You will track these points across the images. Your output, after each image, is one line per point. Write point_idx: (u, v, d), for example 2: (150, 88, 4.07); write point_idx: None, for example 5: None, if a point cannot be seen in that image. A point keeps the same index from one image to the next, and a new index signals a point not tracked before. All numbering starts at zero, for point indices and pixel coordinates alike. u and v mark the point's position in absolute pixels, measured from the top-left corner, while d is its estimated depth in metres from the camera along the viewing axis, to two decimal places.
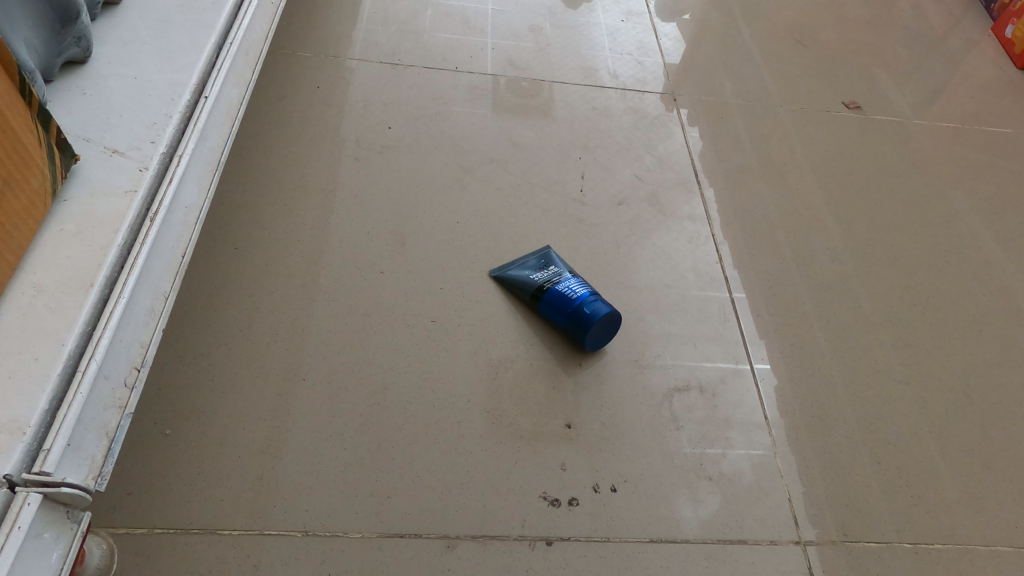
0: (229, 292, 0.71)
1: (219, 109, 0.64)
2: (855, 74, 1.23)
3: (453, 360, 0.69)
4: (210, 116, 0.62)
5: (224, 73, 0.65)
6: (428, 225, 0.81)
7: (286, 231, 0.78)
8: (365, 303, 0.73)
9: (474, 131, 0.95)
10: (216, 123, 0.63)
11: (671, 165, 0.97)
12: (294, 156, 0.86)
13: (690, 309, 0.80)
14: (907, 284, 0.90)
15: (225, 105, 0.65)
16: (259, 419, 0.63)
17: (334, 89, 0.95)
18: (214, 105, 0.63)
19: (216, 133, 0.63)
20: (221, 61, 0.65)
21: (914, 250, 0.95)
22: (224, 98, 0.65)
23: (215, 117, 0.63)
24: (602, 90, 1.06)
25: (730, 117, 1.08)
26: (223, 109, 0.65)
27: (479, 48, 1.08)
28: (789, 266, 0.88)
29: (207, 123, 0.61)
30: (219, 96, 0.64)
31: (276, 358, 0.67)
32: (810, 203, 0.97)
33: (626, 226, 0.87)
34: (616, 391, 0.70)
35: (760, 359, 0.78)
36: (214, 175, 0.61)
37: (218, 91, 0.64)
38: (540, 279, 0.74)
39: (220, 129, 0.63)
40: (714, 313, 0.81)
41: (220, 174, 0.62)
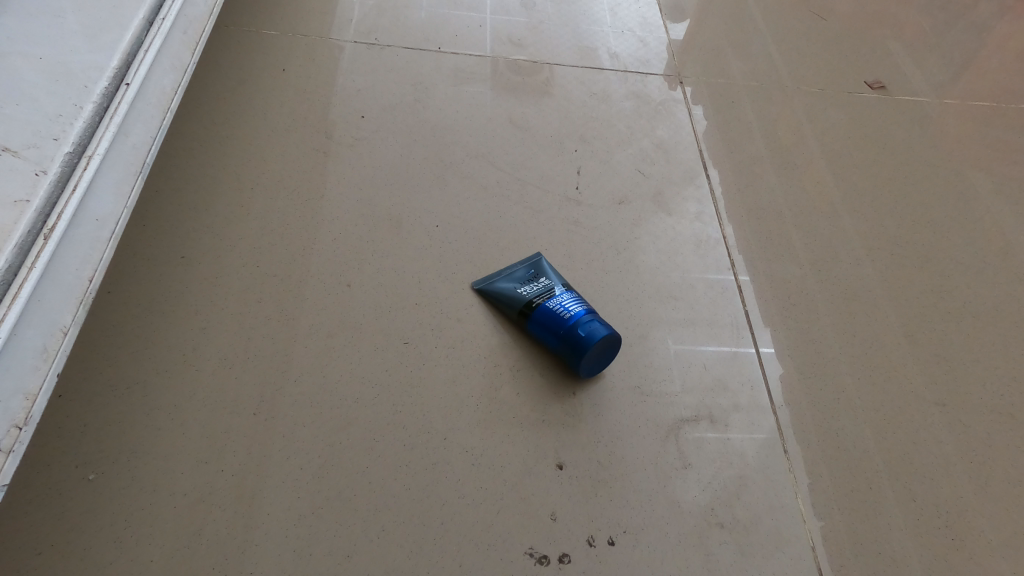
0: (171, 309, 0.62)
1: (147, 98, 0.53)
2: (880, 53, 1.12)
3: (427, 390, 0.60)
4: (134, 107, 0.52)
5: (152, 56, 0.55)
6: (403, 229, 0.72)
7: (241, 237, 0.68)
8: (328, 322, 0.63)
9: (457, 120, 0.85)
10: (142, 115, 0.53)
11: (677, 157, 0.87)
12: (251, 150, 0.76)
13: (699, 325, 0.71)
14: (942, 291, 0.81)
15: (155, 94, 0.55)
16: (199, 463, 0.54)
17: (301, 72, 0.85)
18: (137, 94, 0.52)
19: (142, 128, 0.53)
20: (151, 42, 0.55)
21: (949, 251, 0.85)
22: (154, 85, 0.55)
23: (141, 108, 0.53)
24: (601, 72, 0.96)
25: (742, 102, 0.97)
26: (151, 99, 0.54)
27: (467, 26, 0.97)
28: (810, 273, 0.78)
29: (130, 115, 0.51)
30: (146, 82, 0.53)
31: (223, 389, 0.58)
32: (832, 200, 0.87)
33: (627, 228, 0.78)
34: (615, 423, 0.61)
35: (764, 342, 0.71)
36: (138, 180, 0.51)
37: (145, 78, 0.53)
38: (528, 294, 0.64)
39: (147, 122, 0.53)
40: (726, 329, 0.71)
41: (146, 177, 0.52)
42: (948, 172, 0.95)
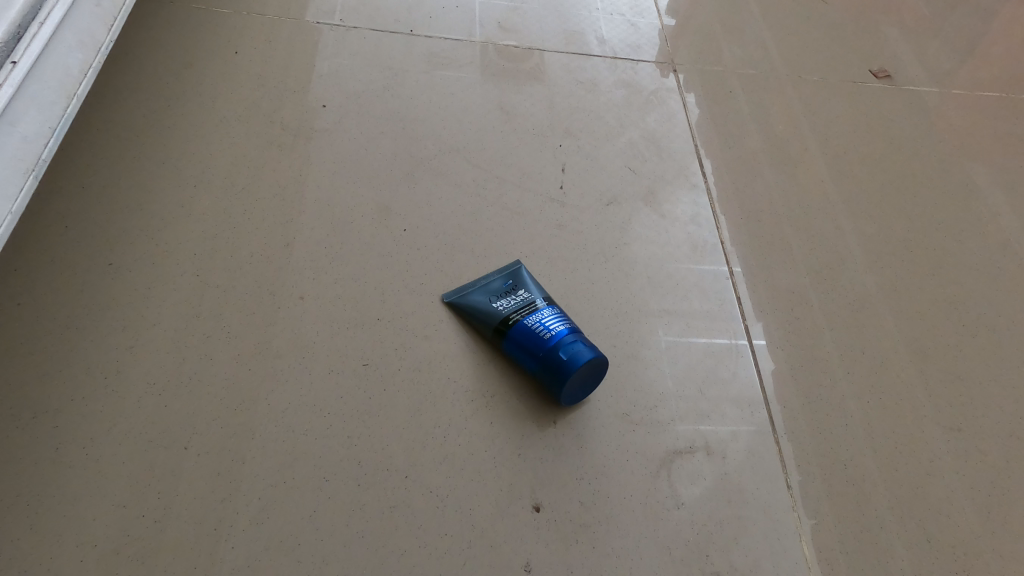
0: (93, 324, 0.54)
1: (42, 83, 0.47)
2: (887, 40, 1.05)
3: (388, 420, 0.53)
4: (21, 92, 0.45)
5: (50, 31, 0.48)
6: (366, 233, 0.64)
7: (179, 242, 0.61)
8: (275, 340, 0.56)
9: (430, 111, 0.77)
10: (35, 102, 0.46)
11: (671, 153, 0.80)
12: (196, 142, 0.68)
13: (695, 341, 0.64)
14: (962, 298, 0.73)
15: (55, 79, 0.48)
16: (116, 507, 0.47)
17: (256, 55, 0.77)
18: (28, 75, 0.45)
19: (36, 117, 0.46)
20: (48, 20, 0.48)
21: (965, 254, 0.78)
22: (53, 68, 0.48)
23: (34, 94, 0.46)
24: (588, 59, 0.88)
25: (742, 92, 0.90)
26: (50, 82, 0.48)
27: (444, 5, 0.89)
28: (816, 281, 0.72)
29: (16, 102, 0.44)
30: (41, 64, 0.47)
31: (150, 419, 0.51)
32: (839, 199, 0.80)
33: (615, 232, 0.71)
34: (600, 458, 0.54)
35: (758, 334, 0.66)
36: (31, 179, 0.45)
37: (39, 58, 0.47)
38: (505, 309, 0.57)
39: (44, 110, 0.46)
40: (723, 346, 0.65)
41: (41, 175, 0.45)
42: (961, 170, 0.88)
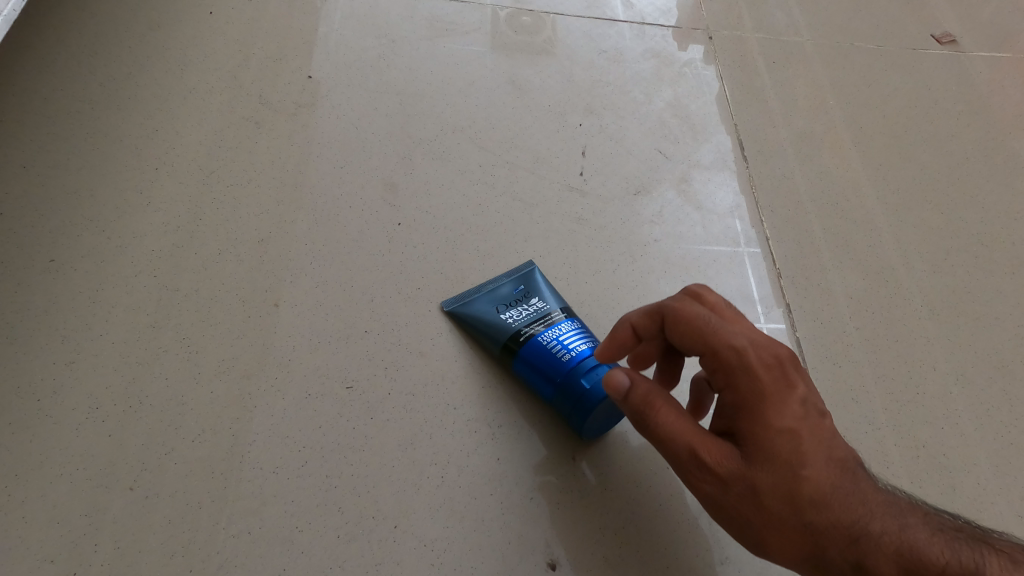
0: (26, 336, 0.46)
1: None
2: None
3: (374, 457, 0.45)
4: None
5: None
6: (354, 228, 0.55)
7: (134, 236, 0.52)
8: (244, 357, 0.47)
9: (431, 84, 0.67)
10: None
11: (707, 134, 0.70)
12: (159, 117, 0.58)
13: None
14: None
15: None
16: (43, 563, 0.39)
17: (232, 17, 0.67)
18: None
19: None
20: None
21: None
22: None
23: None
24: (613, 25, 0.77)
25: (789, 61, 0.78)
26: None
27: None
28: (878, 283, 0.61)
29: None
30: None
31: (90, 452, 0.43)
32: (903, 184, 0.69)
33: (643, 227, 0.61)
34: (626, 503, 0.46)
35: (774, 316, 0.58)
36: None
37: None
38: (515, 322, 0.48)
39: None
40: None
41: None
42: None
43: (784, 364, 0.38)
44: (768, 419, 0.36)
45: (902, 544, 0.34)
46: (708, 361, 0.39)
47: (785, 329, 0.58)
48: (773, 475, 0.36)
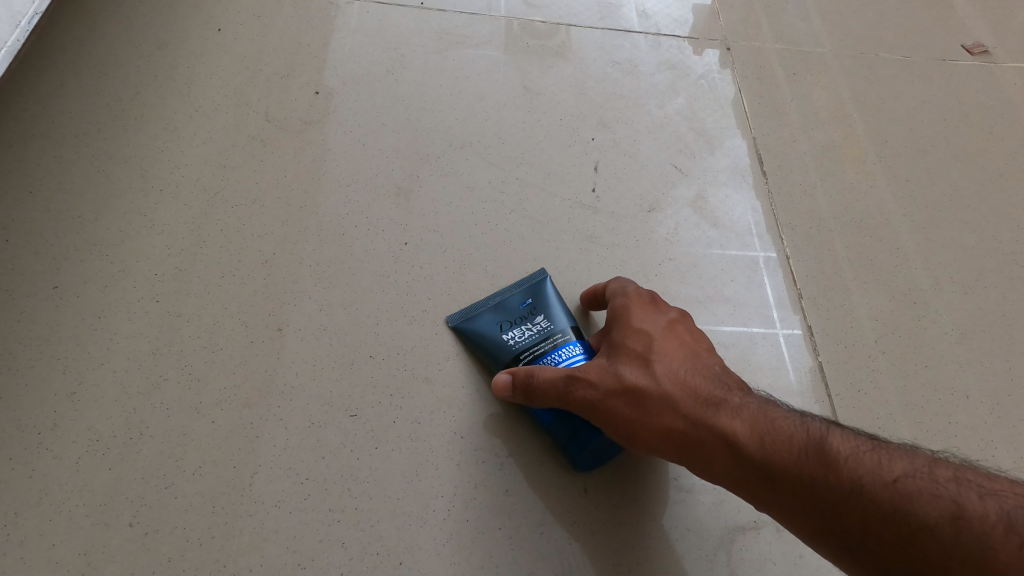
0: (27, 365, 0.45)
1: None
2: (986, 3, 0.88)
3: (378, 490, 0.44)
4: None
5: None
6: (360, 249, 0.54)
7: (138, 260, 0.51)
8: (247, 385, 0.47)
9: (441, 99, 0.65)
10: None
11: (724, 147, 0.68)
12: (164, 137, 0.58)
13: (723, 331, 0.56)
14: None
15: None
16: None
17: (240, 33, 0.66)
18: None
19: None
20: None
21: None
22: None
23: None
24: (627, 36, 0.75)
25: (808, 71, 0.76)
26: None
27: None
28: (905, 305, 0.59)
29: None
30: None
31: (90, 488, 0.42)
32: (930, 200, 0.66)
33: (657, 247, 0.60)
34: (639, 539, 0.44)
35: (790, 323, 0.57)
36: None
37: None
38: (516, 343, 0.47)
39: None
40: (787, 370, 0.55)
41: None
42: None
43: (659, 296, 0.47)
44: (638, 326, 0.44)
45: (755, 415, 0.37)
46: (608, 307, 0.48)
47: (800, 335, 0.57)
48: (637, 365, 0.41)
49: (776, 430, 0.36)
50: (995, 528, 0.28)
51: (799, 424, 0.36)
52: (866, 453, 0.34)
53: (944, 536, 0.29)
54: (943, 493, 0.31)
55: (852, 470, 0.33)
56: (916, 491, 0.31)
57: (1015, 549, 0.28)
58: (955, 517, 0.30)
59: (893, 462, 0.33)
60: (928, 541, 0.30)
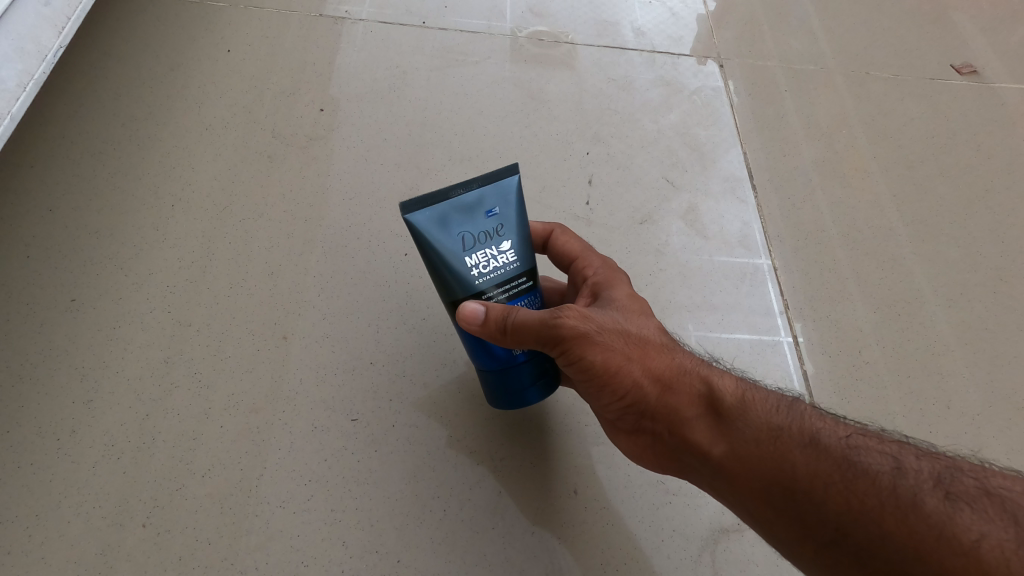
0: (47, 375, 0.48)
1: None
2: (979, 19, 0.90)
3: (378, 491, 0.46)
4: None
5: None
6: (363, 259, 0.56)
7: (151, 272, 0.54)
8: (254, 390, 0.49)
9: (441, 115, 0.68)
10: None
11: (716, 161, 0.70)
12: (176, 154, 0.60)
13: (730, 337, 0.58)
14: None
15: None
16: None
17: (249, 53, 0.69)
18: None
19: None
20: None
21: None
22: None
23: None
24: (623, 53, 0.78)
25: (799, 86, 0.78)
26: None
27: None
28: (890, 315, 0.61)
29: None
30: None
31: (105, 490, 0.45)
32: (916, 213, 0.68)
33: (649, 257, 0.62)
34: (628, 539, 0.46)
35: (793, 331, 0.59)
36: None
37: None
38: (478, 275, 0.39)
39: None
40: (788, 376, 0.57)
41: None
42: None
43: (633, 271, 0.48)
44: (624, 287, 0.45)
45: (730, 379, 0.41)
46: (575, 269, 0.48)
47: (801, 344, 0.59)
48: (625, 314, 0.42)
49: (750, 391, 0.40)
50: (929, 479, 0.33)
51: (767, 391, 0.40)
52: (822, 418, 0.38)
53: (891, 481, 0.33)
54: (887, 451, 0.35)
55: (814, 427, 0.37)
56: (865, 447, 0.35)
57: (945, 495, 0.32)
58: (897, 469, 0.33)
59: (844, 427, 0.37)
60: (878, 484, 0.33)
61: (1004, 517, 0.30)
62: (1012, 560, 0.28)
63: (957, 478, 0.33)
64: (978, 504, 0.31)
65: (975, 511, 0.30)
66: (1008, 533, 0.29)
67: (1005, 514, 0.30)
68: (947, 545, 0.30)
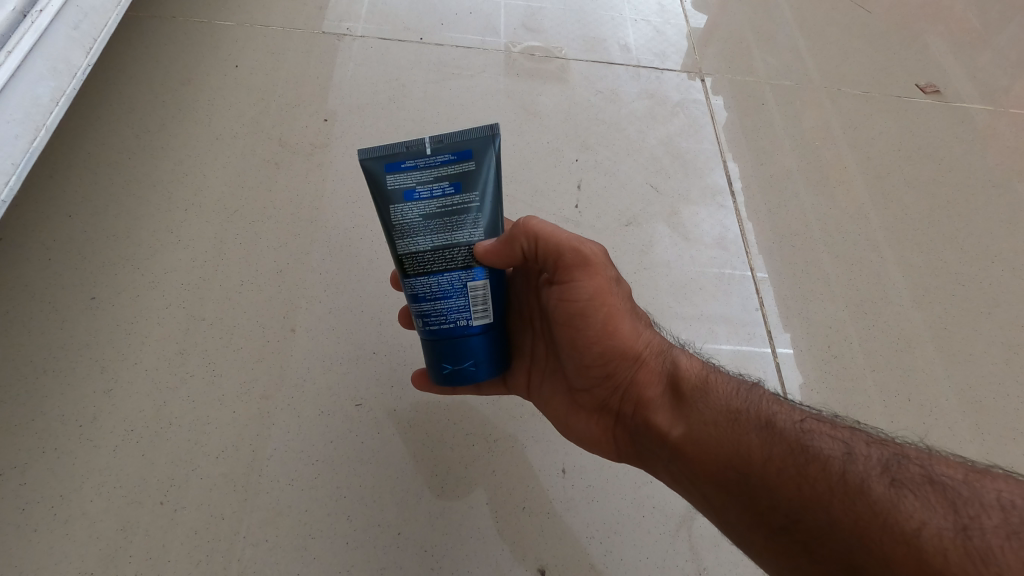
0: (69, 367, 0.51)
1: (6, 114, 0.43)
2: (944, 39, 0.96)
3: (379, 471, 0.49)
4: None
5: (19, 61, 0.43)
6: (365, 258, 0.60)
7: (167, 271, 0.57)
8: (264, 377, 0.52)
9: (439, 125, 0.72)
10: None
11: (697, 169, 0.74)
12: (189, 162, 0.64)
13: (721, 346, 0.62)
14: None
15: (22, 108, 0.44)
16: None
17: (258, 67, 0.73)
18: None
19: None
20: (18, 44, 0.43)
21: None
22: (21, 96, 0.44)
23: None
24: (610, 67, 0.82)
25: (775, 99, 0.83)
26: (15, 113, 0.43)
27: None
28: (859, 313, 0.65)
29: None
30: (7, 94, 0.43)
31: (125, 472, 0.48)
32: (883, 220, 0.73)
33: (634, 257, 0.66)
34: (612, 515, 0.49)
35: (783, 342, 0.63)
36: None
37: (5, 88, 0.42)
38: None
39: (7, 146, 0.43)
40: (773, 381, 0.60)
41: None
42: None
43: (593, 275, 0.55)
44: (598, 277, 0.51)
45: (697, 365, 0.44)
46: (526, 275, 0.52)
47: (791, 354, 0.62)
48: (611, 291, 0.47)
49: (712, 376, 0.43)
50: (877, 465, 0.33)
51: (729, 377, 0.43)
52: (780, 404, 0.40)
53: (841, 468, 0.34)
54: (839, 437, 0.36)
55: (770, 411, 0.39)
56: (818, 433, 0.36)
57: (891, 482, 0.32)
58: (848, 454, 0.34)
59: (800, 412, 0.39)
60: (829, 468, 0.34)
61: (946, 505, 0.30)
62: (950, 552, 0.28)
63: (903, 466, 0.33)
64: (921, 492, 0.31)
65: (917, 499, 0.31)
66: (948, 522, 0.29)
67: (946, 501, 0.30)
68: (889, 536, 0.30)
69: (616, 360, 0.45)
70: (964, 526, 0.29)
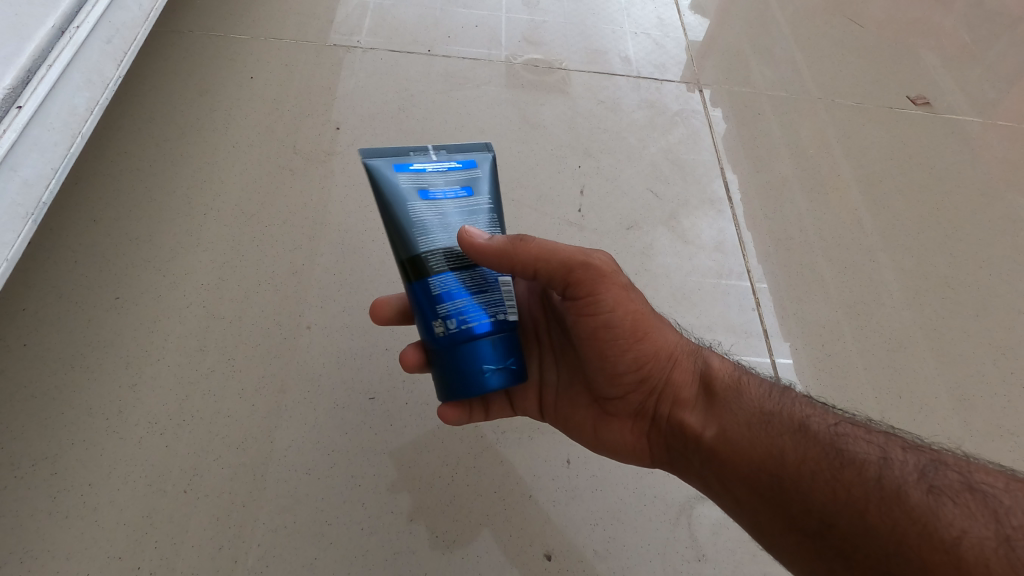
0: (96, 363, 0.54)
1: (46, 123, 0.45)
2: (933, 52, 0.99)
3: (391, 461, 0.52)
4: (26, 133, 0.43)
5: (59, 73, 0.46)
6: (377, 260, 0.63)
7: (188, 271, 0.60)
8: (280, 373, 0.55)
9: (446, 133, 0.75)
10: (38, 144, 0.44)
11: (695, 176, 0.77)
12: (208, 169, 0.67)
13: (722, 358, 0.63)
14: (1016, 339, 0.68)
15: (61, 116, 0.47)
16: (111, 560, 0.46)
17: (274, 78, 0.76)
18: (32, 119, 0.44)
19: (38, 159, 0.44)
20: (57, 58, 0.46)
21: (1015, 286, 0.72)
22: (60, 106, 0.47)
23: (37, 135, 0.44)
24: (611, 78, 0.85)
25: (770, 109, 0.86)
26: (54, 121, 0.46)
27: (465, 13, 0.88)
28: (851, 315, 0.67)
29: (21, 145, 0.43)
30: (47, 104, 0.45)
31: (149, 462, 0.50)
32: (875, 225, 0.75)
33: (634, 260, 0.68)
34: (615, 503, 0.52)
35: (783, 353, 0.64)
36: (28, 224, 0.43)
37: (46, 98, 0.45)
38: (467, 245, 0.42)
39: (47, 152, 0.45)
40: None
41: (39, 220, 0.44)
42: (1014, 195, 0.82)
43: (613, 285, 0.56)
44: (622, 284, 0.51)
45: (728, 367, 0.47)
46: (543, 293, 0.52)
47: (792, 365, 0.64)
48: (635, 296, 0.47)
49: (745, 380, 0.46)
50: (914, 471, 0.36)
51: (761, 381, 0.46)
52: (813, 408, 0.43)
53: (878, 472, 0.36)
54: (874, 441, 0.39)
55: (804, 417, 0.42)
56: (855, 438, 0.39)
57: (929, 489, 0.34)
58: (884, 459, 0.37)
59: (834, 416, 0.42)
60: (864, 471, 0.37)
61: (986, 513, 0.32)
62: (992, 561, 0.30)
63: (940, 473, 0.36)
64: (961, 499, 0.33)
65: (956, 507, 0.33)
66: (990, 531, 0.31)
67: (987, 509, 0.32)
68: (928, 542, 0.32)
69: (651, 365, 0.46)
70: (1006, 535, 0.31)
